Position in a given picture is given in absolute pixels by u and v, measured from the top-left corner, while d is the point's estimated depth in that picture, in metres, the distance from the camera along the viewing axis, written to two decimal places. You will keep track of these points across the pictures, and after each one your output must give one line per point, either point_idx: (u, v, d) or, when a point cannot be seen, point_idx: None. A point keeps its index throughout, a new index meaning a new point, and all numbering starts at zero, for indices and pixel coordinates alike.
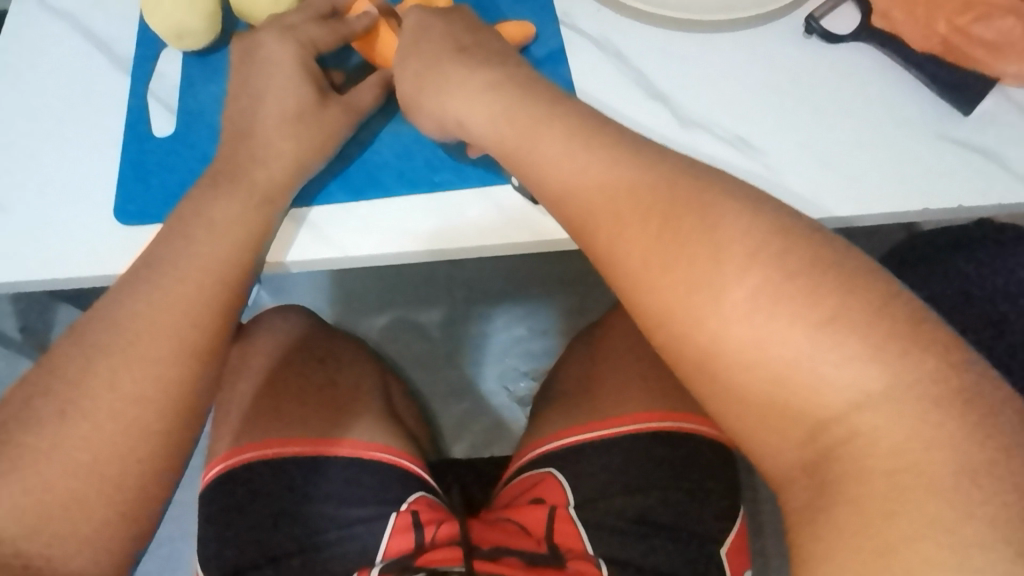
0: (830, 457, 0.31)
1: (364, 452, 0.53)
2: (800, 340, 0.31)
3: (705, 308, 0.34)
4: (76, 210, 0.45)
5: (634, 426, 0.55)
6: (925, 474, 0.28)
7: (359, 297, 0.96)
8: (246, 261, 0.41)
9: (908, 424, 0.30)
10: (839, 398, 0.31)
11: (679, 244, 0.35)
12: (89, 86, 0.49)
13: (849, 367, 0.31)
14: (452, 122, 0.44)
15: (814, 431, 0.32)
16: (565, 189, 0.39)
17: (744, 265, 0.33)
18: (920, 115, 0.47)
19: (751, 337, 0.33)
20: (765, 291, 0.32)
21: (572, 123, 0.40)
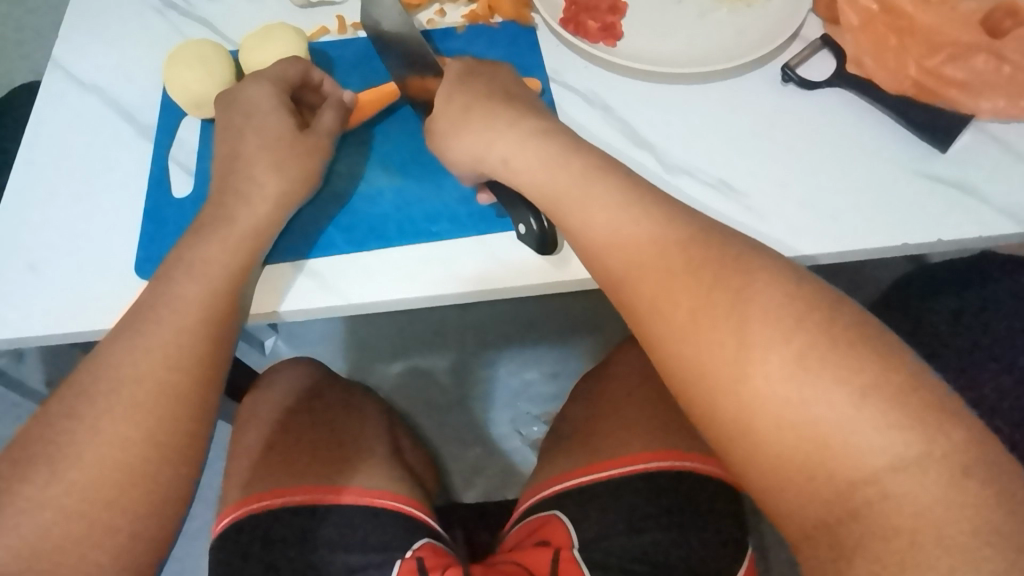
0: (857, 516, 0.30)
1: (368, 499, 0.55)
2: (842, 403, 0.31)
3: (749, 365, 0.33)
4: (99, 267, 0.49)
5: (631, 467, 0.55)
6: (896, 504, 0.30)
7: (374, 347, 0.99)
8: (245, 313, 0.44)
9: (918, 476, 0.30)
10: (875, 459, 0.30)
11: (713, 303, 0.35)
12: (117, 153, 0.53)
13: (892, 435, 0.30)
14: (497, 160, 0.44)
15: (844, 491, 0.31)
16: (612, 241, 0.39)
17: (779, 338, 0.33)
18: (899, 157, 0.48)
19: (793, 397, 0.32)
20: (810, 356, 0.32)
21: (624, 177, 0.41)
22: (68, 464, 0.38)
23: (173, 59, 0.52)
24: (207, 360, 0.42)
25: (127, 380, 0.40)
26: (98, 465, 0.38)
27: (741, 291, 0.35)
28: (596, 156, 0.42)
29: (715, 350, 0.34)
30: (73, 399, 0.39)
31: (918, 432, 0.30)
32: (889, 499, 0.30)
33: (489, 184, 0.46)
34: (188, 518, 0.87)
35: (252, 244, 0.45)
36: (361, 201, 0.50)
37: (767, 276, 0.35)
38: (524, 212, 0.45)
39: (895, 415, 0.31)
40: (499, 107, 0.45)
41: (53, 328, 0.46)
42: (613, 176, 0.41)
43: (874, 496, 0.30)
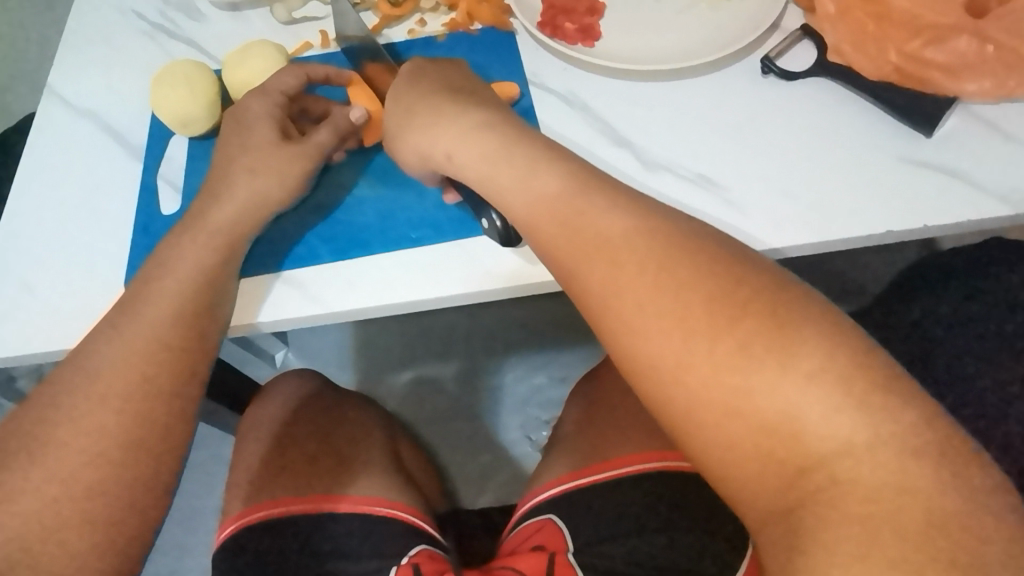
0: (809, 501, 0.30)
1: (365, 508, 0.55)
2: (792, 390, 0.31)
3: (711, 343, 0.33)
4: (90, 284, 0.50)
5: (628, 468, 0.54)
6: (872, 479, 0.29)
7: (381, 357, 0.99)
8: (215, 322, 0.45)
9: (873, 463, 0.29)
10: (824, 444, 0.30)
11: (686, 280, 0.34)
12: (107, 174, 0.55)
13: (844, 421, 0.30)
14: (442, 155, 0.44)
15: (796, 476, 0.31)
16: (559, 227, 0.38)
17: (762, 309, 0.33)
18: (885, 142, 0.48)
19: (744, 383, 0.32)
20: (761, 337, 0.32)
21: (572, 166, 0.40)
22: (48, 474, 0.38)
23: (160, 80, 0.53)
24: (188, 369, 0.43)
25: (108, 387, 0.40)
26: (82, 470, 0.39)
27: (712, 273, 0.34)
28: (545, 146, 0.41)
29: (683, 336, 0.33)
30: (52, 408, 0.40)
31: (896, 414, 0.30)
32: (857, 482, 0.29)
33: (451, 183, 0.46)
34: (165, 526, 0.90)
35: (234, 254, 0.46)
36: (344, 211, 0.51)
37: (735, 265, 0.35)
38: (485, 205, 0.44)
39: (870, 400, 0.30)
40: (442, 102, 0.45)
41: (41, 345, 0.47)
42: (571, 168, 0.40)
43: (850, 477, 0.30)
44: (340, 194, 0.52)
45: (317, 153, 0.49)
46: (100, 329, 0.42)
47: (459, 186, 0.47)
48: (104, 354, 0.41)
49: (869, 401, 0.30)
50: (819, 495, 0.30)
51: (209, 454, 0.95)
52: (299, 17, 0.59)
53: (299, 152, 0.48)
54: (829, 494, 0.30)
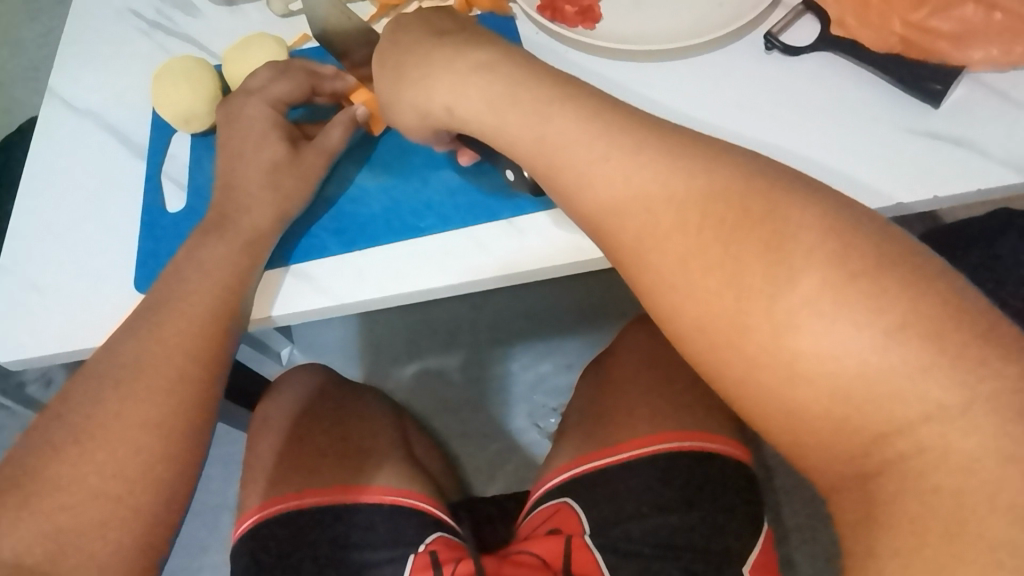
0: (887, 469, 0.30)
1: (383, 498, 0.55)
2: (870, 352, 0.30)
3: (750, 309, 0.32)
4: (102, 284, 0.50)
5: (646, 448, 0.54)
6: (950, 444, 0.28)
7: (386, 350, 0.99)
8: (228, 318, 0.46)
9: (963, 427, 0.28)
10: (913, 410, 0.29)
11: (711, 250, 0.34)
12: (112, 173, 0.54)
13: (933, 382, 0.29)
14: (440, 108, 0.44)
15: (875, 443, 0.30)
16: (583, 180, 0.38)
17: (801, 262, 0.32)
18: (893, 114, 0.47)
19: (815, 350, 0.31)
20: (829, 294, 0.31)
21: (583, 103, 0.39)
22: (86, 478, 0.40)
23: (161, 77, 0.52)
24: (212, 368, 0.45)
25: (137, 389, 0.42)
26: (126, 468, 0.41)
27: (733, 222, 0.34)
28: (553, 86, 0.40)
29: (710, 301, 0.33)
30: (87, 410, 0.41)
31: (945, 361, 0.29)
32: (941, 452, 0.29)
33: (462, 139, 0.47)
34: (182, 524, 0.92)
35: (260, 249, 0.47)
36: (349, 202, 0.51)
37: (769, 215, 0.33)
38: (510, 162, 0.46)
39: (918, 349, 0.29)
40: (432, 49, 0.44)
41: (56, 346, 0.47)
42: (597, 115, 0.38)
43: (937, 445, 0.29)
44: (346, 186, 0.52)
45: (327, 154, 0.50)
46: (126, 335, 0.44)
47: (472, 144, 0.47)
48: (131, 358, 0.43)
49: (911, 346, 0.29)
50: (901, 463, 0.30)
51: (222, 452, 0.95)
52: (295, 9, 0.59)
53: (311, 157, 0.49)
54: (909, 463, 0.29)
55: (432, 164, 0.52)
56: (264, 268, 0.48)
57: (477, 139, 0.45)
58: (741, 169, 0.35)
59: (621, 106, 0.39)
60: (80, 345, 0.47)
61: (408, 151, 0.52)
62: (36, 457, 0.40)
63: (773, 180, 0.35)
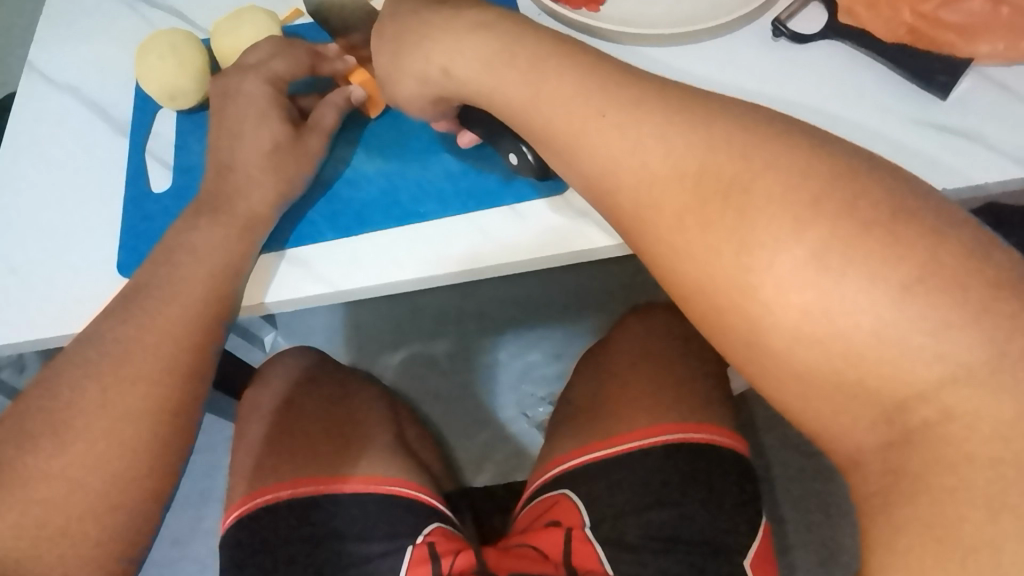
0: (909, 438, 0.30)
1: (376, 487, 0.53)
2: (881, 307, 0.29)
3: (752, 266, 0.32)
4: (82, 268, 0.48)
5: (641, 442, 0.53)
6: (978, 424, 0.28)
7: (374, 337, 0.98)
8: (218, 304, 0.44)
9: (990, 392, 0.28)
10: (929, 373, 0.29)
11: (728, 236, 0.33)
12: (94, 151, 0.52)
13: (954, 339, 0.29)
14: (437, 70, 0.43)
15: (894, 412, 0.30)
16: (598, 161, 0.37)
17: (804, 222, 0.31)
18: (901, 106, 0.47)
19: (817, 304, 0.30)
20: (834, 248, 0.30)
21: (598, 84, 0.38)
22: (71, 469, 0.38)
23: (145, 51, 0.50)
24: (204, 350, 0.43)
25: (122, 378, 0.40)
26: (119, 455, 0.39)
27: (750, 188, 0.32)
28: (563, 67, 0.39)
29: (726, 288, 0.33)
30: (73, 396, 0.40)
31: (965, 321, 0.28)
32: (971, 417, 0.28)
33: (463, 114, 0.46)
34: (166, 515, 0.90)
35: (256, 230, 0.46)
36: (345, 185, 0.49)
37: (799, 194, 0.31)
38: (517, 140, 0.44)
39: (935, 310, 0.29)
40: (431, 15, 0.44)
41: (34, 332, 0.45)
42: (604, 95, 0.37)
43: (965, 410, 0.28)
44: (342, 168, 0.50)
45: (325, 136, 0.48)
46: (110, 322, 0.42)
47: (472, 123, 0.46)
48: (116, 345, 0.41)
49: (930, 300, 0.29)
50: (925, 430, 0.29)
51: (206, 440, 0.93)
52: None
53: (311, 139, 0.47)
54: (935, 428, 0.29)
55: (432, 146, 0.50)
56: (258, 252, 0.47)
57: (480, 108, 0.44)
58: (763, 139, 0.33)
59: (635, 83, 0.38)
60: (62, 332, 0.45)
61: (406, 133, 0.51)
62: (15, 447, 0.38)
63: (794, 151, 0.33)
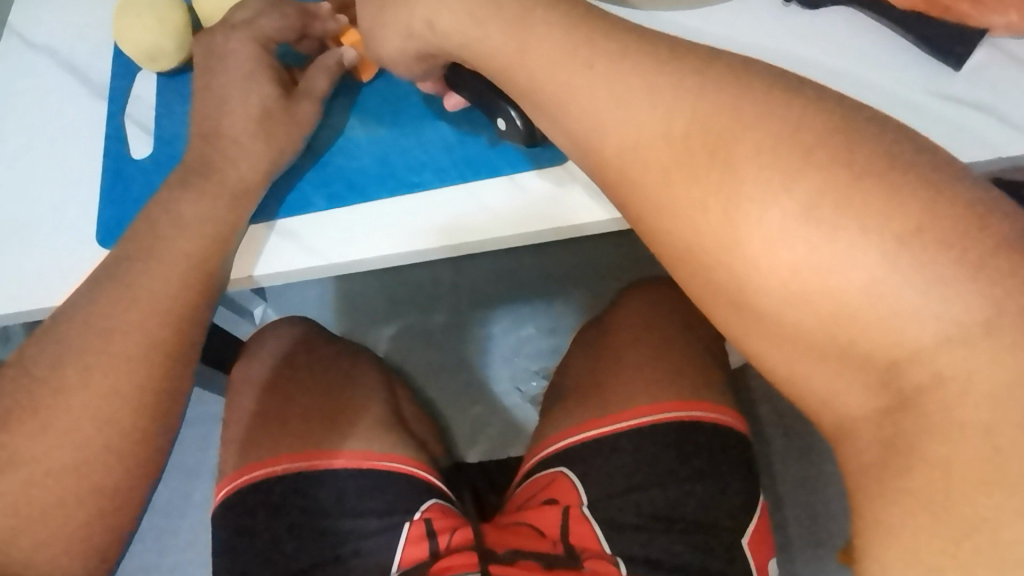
0: (907, 404, 0.28)
1: (369, 463, 0.52)
2: (875, 265, 0.27)
3: (739, 224, 0.31)
4: (61, 238, 0.46)
5: (641, 419, 0.52)
6: (977, 393, 0.26)
7: (367, 309, 0.96)
8: (202, 276, 0.42)
9: (985, 352, 0.26)
10: (924, 333, 0.27)
11: (732, 203, 0.31)
12: (71, 116, 0.49)
13: (945, 297, 0.27)
14: (420, 24, 0.40)
15: (888, 375, 0.28)
16: (598, 127, 0.35)
17: (785, 179, 0.29)
18: (913, 75, 0.45)
19: (806, 261, 0.29)
20: (822, 203, 0.29)
21: (604, 45, 0.35)
22: (53, 447, 0.37)
23: (126, 7, 0.47)
24: (186, 323, 0.42)
25: (105, 354, 0.39)
26: (101, 431, 0.38)
27: (759, 150, 0.30)
28: (565, 28, 0.36)
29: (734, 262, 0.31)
30: (53, 370, 0.38)
31: (962, 278, 0.26)
32: (962, 382, 0.26)
33: (451, 73, 0.44)
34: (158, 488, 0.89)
35: (243, 199, 0.44)
36: (337, 153, 0.47)
37: (817, 164, 0.29)
38: (507, 100, 0.42)
39: (936, 269, 0.27)
40: None
41: (12, 304, 0.43)
42: (607, 60, 0.35)
43: (956, 375, 0.26)
44: (334, 135, 0.48)
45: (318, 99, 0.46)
46: (91, 297, 0.40)
47: (460, 89, 0.44)
48: (98, 321, 0.40)
49: (925, 254, 0.27)
50: (921, 397, 0.27)
51: (195, 413, 0.92)
52: None
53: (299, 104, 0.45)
54: (928, 395, 0.27)
55: (423, 111, 0.48)
56: (248, 223, 0.45)
57: (472, 69, 0.42)
58: (778, 104, 0.31)
59: (642, 44, 0.35)
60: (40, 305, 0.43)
61: (401, 98, 0.48)
62: None
63: (814, 115, 0.31)
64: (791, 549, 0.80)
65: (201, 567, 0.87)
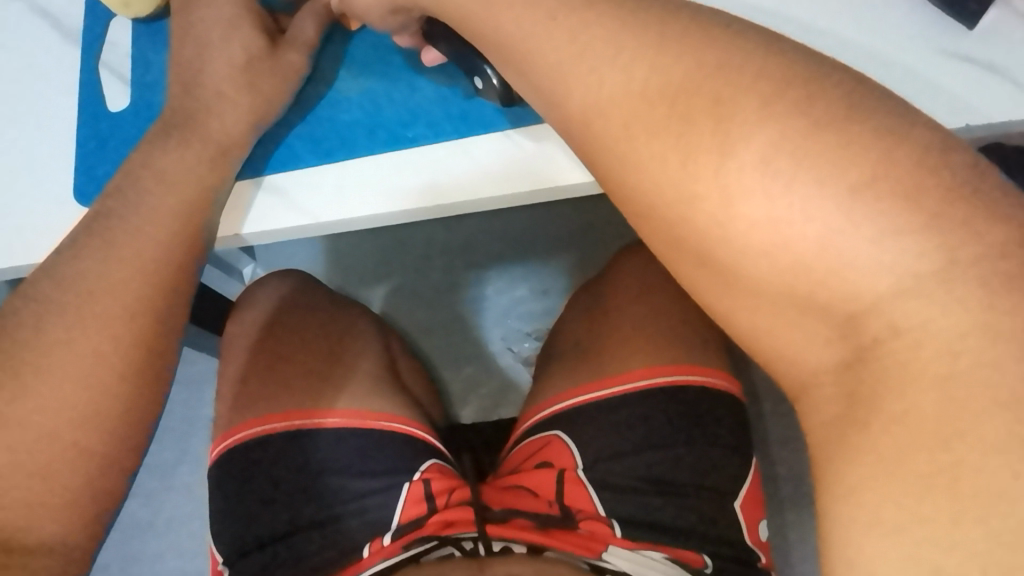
0: (865, 356, 0.27)
1: (364, 423, 0.52)
2: (829, 215, 0.26)
3: (700, 183, 0.29)
4: (37, 194, 0.44)
5: (640, 381, 0.52)
6: (931, 347, 0.25)
7: (358, 269, 0.95)
8: (187, 234, 0.41)
9: (942, 301, 0.25)
10: (878, 281, 0.26)
11: (701, 154, 0.29)
12: (42, 63, 0.47)
13: (891, 246, 0.26)
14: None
15: (851, 321, 0.27)
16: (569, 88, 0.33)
17: (754, 126, 0.28)
18: (924, 32, 0.44)
19: (767, 219, 0.28)
20: (782, 152, 0.27)
21: None
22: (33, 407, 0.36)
23: None
24: (169, 282, 0.41)
25: (86, 314, 0.38)
26: (86, 392, 0.37)
27: (755, 105, 0.28)
28: None
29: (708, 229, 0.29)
30: (32, 330, 0.37)
31: (917, 226, 0.25)
32: (918, 333, 0.25)
33: (425, 27, 0.41)
34: (152, 446, 0.89)
35: (228, 154, 0.42)
36: (325, 107, 0.45)
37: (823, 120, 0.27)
38: (484, 57, 0.39)
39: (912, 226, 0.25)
40: None
41: None
42: (610, 9, 0.33)
43: (913, 325, 0.26)
44: (322, 86, 0.46)
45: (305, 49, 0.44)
46: (73, 255, 0.39)
47: (437, 42, 0.42)
48: (80, 279, 0.38)
49: (879, 203, 0.26)
50: (876, 348, 0.26)
51: (187, 371, 0.91)
52: None
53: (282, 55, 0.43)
54: (885, 348, 0.26)
55: (412, 62, 0.45)
56: (234, 177, 0.43)
57: (444, 22, 0.39)
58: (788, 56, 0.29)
59: None
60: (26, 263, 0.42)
61: (391, 49, 0.46)
62: None
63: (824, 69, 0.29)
64: (778, 502, 0.82)
65: (198, 522, 0.87)
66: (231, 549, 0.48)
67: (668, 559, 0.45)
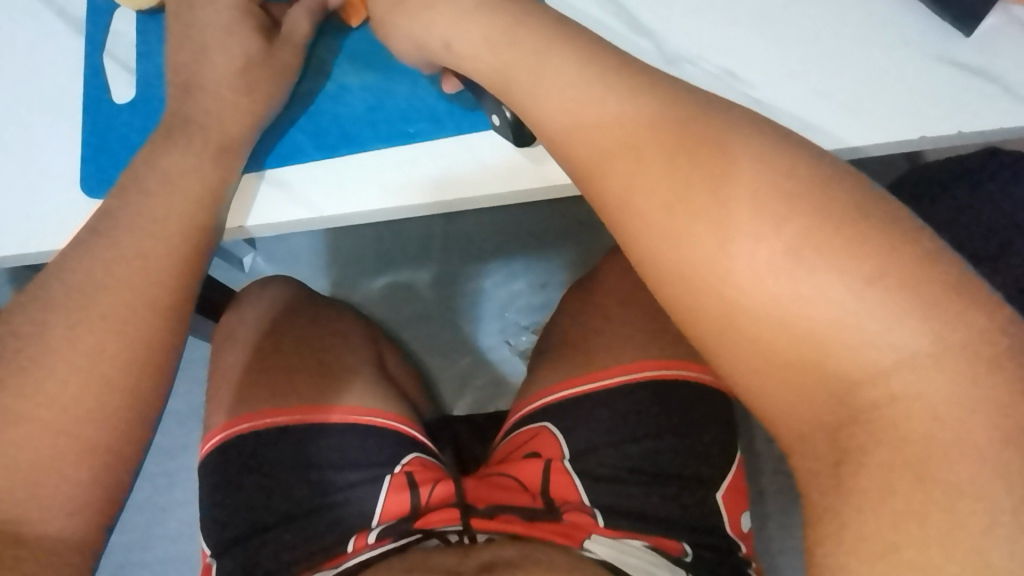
0: (861, 421, 0.28)
1: (353, 418, 0.53)
2: (849, 299, 0.28)
3: (700, 231, 0.31)
4: (44, 182, 0.45)
5: (623, 376, 0.53)
6: (932, 398, 0.27)
7: (358, 261, 0.96)
8: (189, 227, 0.42)
9: (936, 377, 0.27)
10: (885, 356, 0.28)
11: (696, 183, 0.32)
12: (47, 51, 0.48)
13: (905, 331, 0.28)
14: (438, 43, 0.41)
15: (847, 391, 0.29)
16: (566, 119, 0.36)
17: (732, 184, 0.30)
18: (920, 39, 0.44)
19: (790, 292, 0.29)
20: (810, 236, 0.29)
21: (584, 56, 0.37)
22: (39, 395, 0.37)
23: None
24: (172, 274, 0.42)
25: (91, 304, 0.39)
26: (89, 372, 0.38)
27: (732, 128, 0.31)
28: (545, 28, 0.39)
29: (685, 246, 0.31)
30: (40, 317, 0.38)
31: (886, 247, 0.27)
32: (913, 401, 0.27)
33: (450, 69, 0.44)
34: (158, 435, 0.91)
35: (231, 150, 0.43)
36: (327, 100, 0.46)
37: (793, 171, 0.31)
38: (497, 99, 0.41)
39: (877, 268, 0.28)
40: None
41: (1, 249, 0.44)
42: None
43: (907, 393, 0.27)
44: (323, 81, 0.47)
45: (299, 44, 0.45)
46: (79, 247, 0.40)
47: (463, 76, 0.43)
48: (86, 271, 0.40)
49: (891, 277, 0.28)
50: (873, 412, 0.28)
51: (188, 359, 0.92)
52: None
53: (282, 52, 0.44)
54: (882, 413, 0.28)
55: None
56: (240, 171, 0.44)
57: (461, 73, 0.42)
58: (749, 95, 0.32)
59: None
60: (32, 251, 0.44)
61: None
62: None
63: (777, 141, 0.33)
64: (764, 499, 0.83)
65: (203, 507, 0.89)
66: (222, 543, 0.49)
67: (648, 547, 0.45)
